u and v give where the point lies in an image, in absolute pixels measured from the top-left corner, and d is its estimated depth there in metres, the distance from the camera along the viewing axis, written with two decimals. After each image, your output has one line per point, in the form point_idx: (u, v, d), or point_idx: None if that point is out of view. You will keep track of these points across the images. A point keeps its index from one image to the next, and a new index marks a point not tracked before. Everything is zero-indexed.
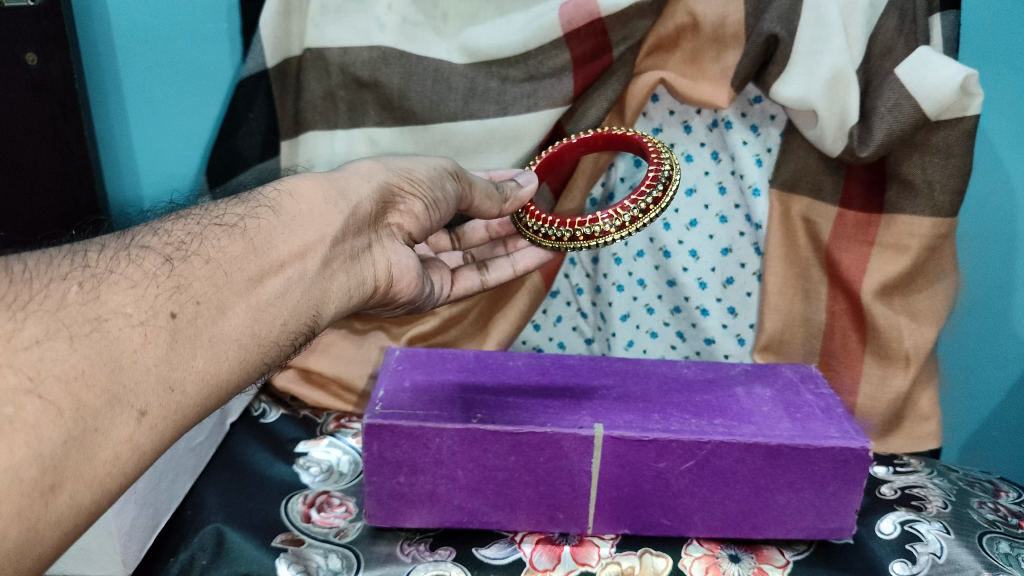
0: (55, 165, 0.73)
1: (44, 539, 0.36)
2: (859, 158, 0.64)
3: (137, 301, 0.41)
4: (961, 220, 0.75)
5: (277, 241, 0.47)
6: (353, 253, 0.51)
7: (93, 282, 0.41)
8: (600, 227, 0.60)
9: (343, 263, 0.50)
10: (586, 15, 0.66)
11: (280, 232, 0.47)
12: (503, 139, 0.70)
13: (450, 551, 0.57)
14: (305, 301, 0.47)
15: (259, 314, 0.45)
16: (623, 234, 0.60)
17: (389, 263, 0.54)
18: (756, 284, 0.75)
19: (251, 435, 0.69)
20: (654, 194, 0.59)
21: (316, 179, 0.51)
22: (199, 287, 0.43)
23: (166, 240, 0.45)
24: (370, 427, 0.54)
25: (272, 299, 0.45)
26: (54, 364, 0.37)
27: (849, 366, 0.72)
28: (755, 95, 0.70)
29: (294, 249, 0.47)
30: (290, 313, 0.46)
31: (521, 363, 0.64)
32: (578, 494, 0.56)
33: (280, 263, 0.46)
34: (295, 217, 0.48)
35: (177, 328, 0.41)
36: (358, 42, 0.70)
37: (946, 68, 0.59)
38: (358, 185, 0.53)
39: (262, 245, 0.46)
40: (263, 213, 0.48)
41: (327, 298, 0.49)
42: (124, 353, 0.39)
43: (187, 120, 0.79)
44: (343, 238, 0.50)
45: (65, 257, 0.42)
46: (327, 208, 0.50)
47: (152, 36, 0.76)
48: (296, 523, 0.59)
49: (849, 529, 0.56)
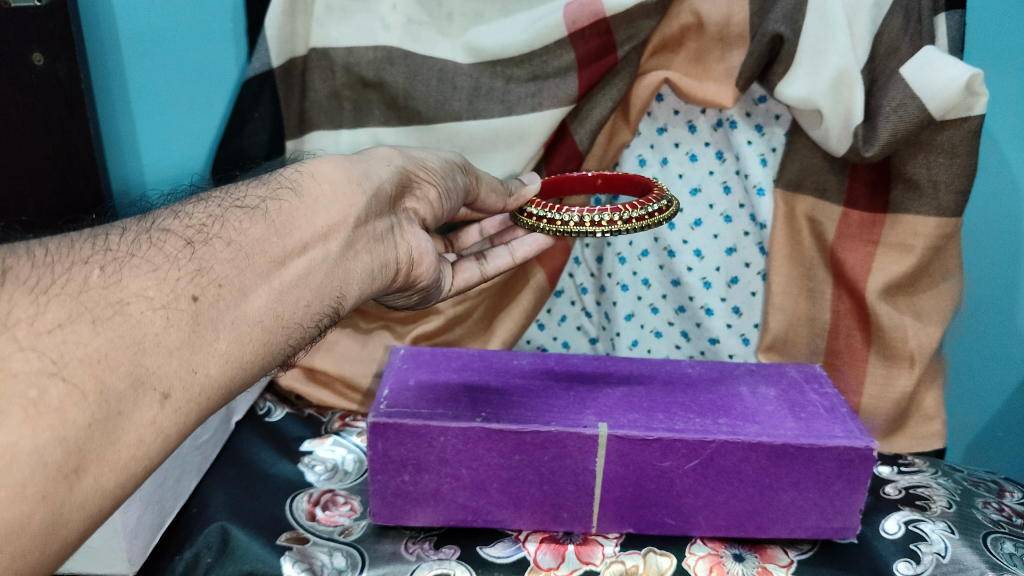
0: (60, 164, 0.73)
1: (69, 520, 0.36)
2: (865, 158, 0.64)
3: (159, 284, 0.40)
4: (964, 236, 0.76)
5: (300, 222, 0.47)
6: (375, 235, 0.51)
7: (114, 265, 0.41)
8: (608, 216, 0.58)
9: (368, 245, 0.50)
10: (591, 15, 0.66)
11: (302, 213, 0.47)
12: (507, 139, 0.70)
13: (454, 549, 0.57)
14: (329, 282, 0.47)
15: (282, 296, 0.44)
16: (627, 228, 0.57)
17: (409, 247, 0.54)
18: (760, 283, 0.75)
19: (257, 434, 0.70)
20: (660, 203, 0.60)
21: (336, 162, 0.51)
22: (221, 270, 0.43)
23: (188, 223, 0.45)
24: (375, 426, 0.54)
25: (297, 280, 0.45)
26: (77, 347, 0.37)
27: (853, 366, 0.71)
28: (759, 95, 0.70)
29: (316, 231, 0.47)
30: (315, 295, 0.46)
31: (527, 363, 0.64)
32: (582, 493, 0.56)
33: (303, 244, 0.46)
34: (318, 198, 0.48)
35: (199, 311, 0.41)
36: (364, 42, 0.70)
37: (951, 68, 0.59)
38: (379, 167, 0.53)
39: (283, 227, 0.46)
40: (285, 195, 0.48)
41: (350, 279, 0.49)
42: (147, 336, 0.39)
43: (192, 118, 0.80)
44: (366, 221, 0.50)
45: (87, 240, 0.42)
46: (351, 188, 0.49)
47: (158, 36, 0.77)
48: (301, 521, 0.59)
49: (853, 528, 0.56)
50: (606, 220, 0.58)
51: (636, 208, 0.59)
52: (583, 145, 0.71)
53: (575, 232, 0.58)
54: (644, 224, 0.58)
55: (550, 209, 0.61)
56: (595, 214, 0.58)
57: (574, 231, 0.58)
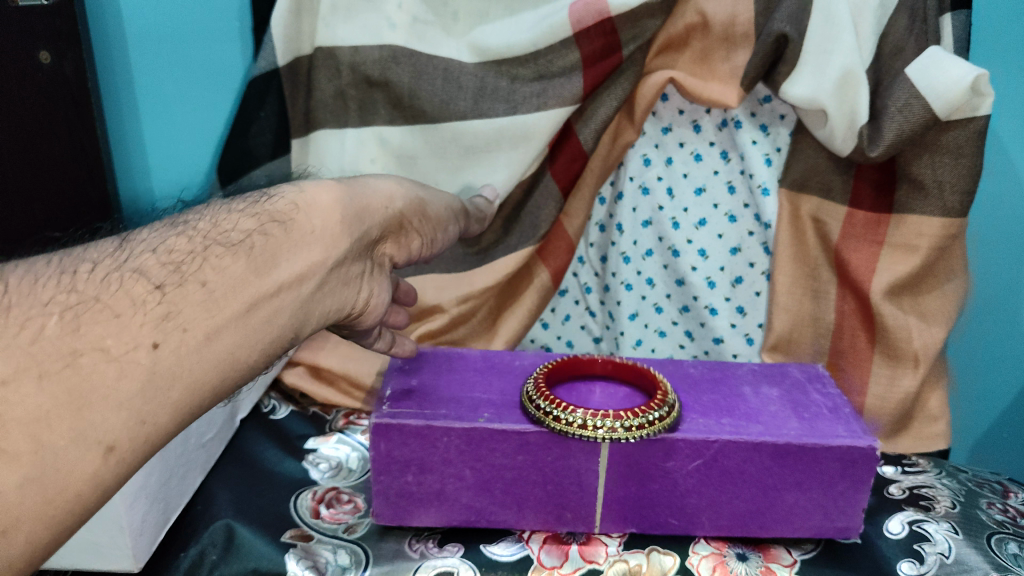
0: (67, 164, 0.74)
1: None
2: (870, 158, 0.64)
3: (119, 332, 0.36)
4: (972, 220, 0.75)
5: (281, 262, 0.43)
6: (347, 278, 0.48)
7: (72, 312, 0.36)
8: (609, 423, 0.53)
9: (335, 286, 0.47)
10: (595, 14, 0.66)
11: (287, 251, 0.43)
12: (512, 139, 0.70)
13: (458, 547, 0.57)
14: (289, 327, 0.43)
15: (246, 342, 0.40)
16: (626, 436, 0.53)
17: (374, 289, 0.51)
18: (764, 283, 0.75)
19: (261, 431, 0.70)
20: (663, 409, 0.54)
21: (339, 191, 0.48)
22: (190, 314, 0.39)
23: (163, 261, 0.41)
24: (377, 427, 0.54)
25: (261, 326, 0.41)
26: (16, 406, 0.33)
27: (858, 367, 0.71)
28: (764, 95, 0.71)
29: (295, 273, 0.43)
30: (272, 341, 0.42)
31: (529, 362, 0.64)
32: (585, 493, 0.56)
33: (279, 285, 0.42)
34: (306, 235, 0.45)
35: (158, 361, 0.37)
36: (368, 41, 0.70)
37: (956, 69, 0.59)
38: (375, 207, 0.50)
39: (263, 265, 0.42)
40: (273, 229, 0.44)
41: (309, 321, 0.45)
42: (96, 390, 0.35)
43: (198, 117, 0.81)
44: (343, 264, 0.47)
45: (50, 278, 0.38)
46: (342, 229, 0.46)
47: (166, 35, 0.78)
48: (305, 519, 0.60)
49: (855, 528, 0.57)
50: (607, 427, 0.53)
51: (636, 413, 0.54)
52: (588, 144, 0.71)
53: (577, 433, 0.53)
54: (644, 434, 0.53)
55: (555, 402, 0.54)
56: (598, 418, 0.54)
57: (579, 427, 0.53)
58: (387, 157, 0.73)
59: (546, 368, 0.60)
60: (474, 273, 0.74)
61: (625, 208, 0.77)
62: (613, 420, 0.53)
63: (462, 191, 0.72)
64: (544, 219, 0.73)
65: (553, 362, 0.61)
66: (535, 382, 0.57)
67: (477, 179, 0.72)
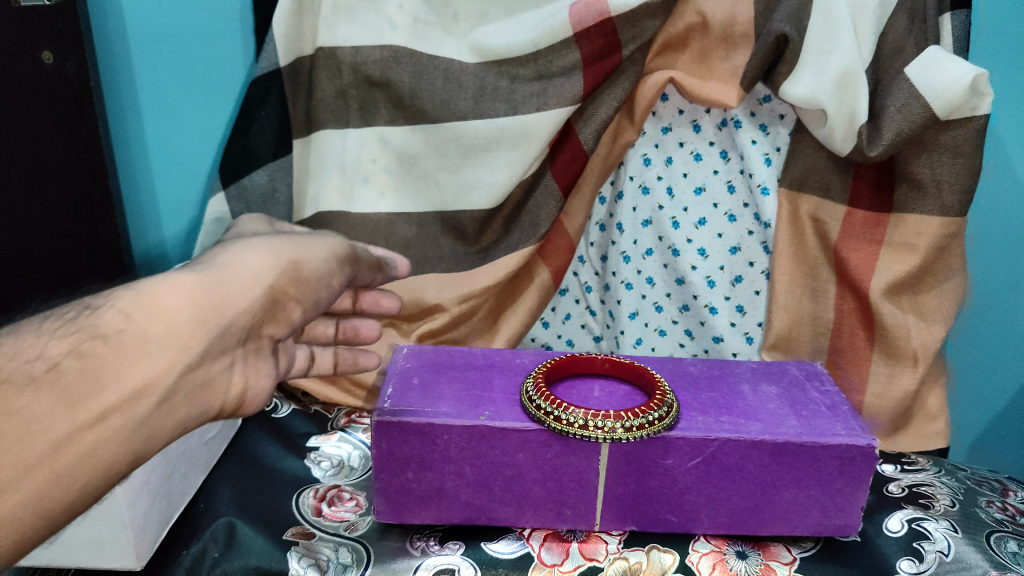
0: (70, 163, 0.75)
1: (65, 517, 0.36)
2: (869, 158, 0.64)
3: None
4: (970, 221, 0.76)
5: (106, 380, 0.41)
6: (203, 380, 0.45)
7: None
8: (611, 425, 0.53)
9: (188, 394, 0.45)
10: (596, 15, 0.67)
11: (115, 366, 0.41)
12: (512, 138, 0.70)
13: (459, 545, 0.58)
14: (131, 446, 0.42)
15: (66, 475, 0.39)
16: (626, 437, 0.53)
17: (246, 376, 0.49)
18: (764, 282, 0.76)
19: (262, 429, 0.70)
20: (664, 409, 0.55)
21: (187, 285, 0.44)
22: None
23: None
24: (379, 424, 0.55)
25: (85, 455, 0.40)
26: None
27: (857, 365, 0.71)
28: (764, 95, 0.71)
29: (128, 391, 0.41)
30: (106, 466, 0.41)
31: (529, 360, 0.65)
32: (585, 491, 0.56)
33: (96, 414, 0.40)
34: (138, 348, 0.42)
35: None
36: (370, 42, 0.71)
37: (954, 68, 0.60)
38: (240, 290, 0.47)
39: (84, 389, 0.40)
40: (95, 347, 0.41)
41: (161, 433, 0.43)
42: None
43: (200, 118, 0.82)
44: (196, 366, 0.44)
45: None
46: (191, 331, 0.44)
47: (167, 35, 0.79)
48: (307, 516, 0.60)
49: (854, 525, 0.57)
50: (608, 429, 0.53)
51: (635, 414, 0.54)
52: (588, 144, 0.71)
53: (579, 434, 0.53)
54: (644, 434, 0.53)
55: (555, 402, 0.55)
56: (598, 419, 0.54)
57: (580, 429, 0.53)
58: (389, 157, 0.74)
59: (546, 367, 0.60)
60: (475, 272, 0.74)
61: (625, 207, 0.77)
62: (614, 422, 0.53)
63: (462, 190, 0.72)
64: (544, 218, 0.73)
65: (553, 361, 0.61)
66: (534, 381, 0.58)
67: (476, 178, 0.72)
